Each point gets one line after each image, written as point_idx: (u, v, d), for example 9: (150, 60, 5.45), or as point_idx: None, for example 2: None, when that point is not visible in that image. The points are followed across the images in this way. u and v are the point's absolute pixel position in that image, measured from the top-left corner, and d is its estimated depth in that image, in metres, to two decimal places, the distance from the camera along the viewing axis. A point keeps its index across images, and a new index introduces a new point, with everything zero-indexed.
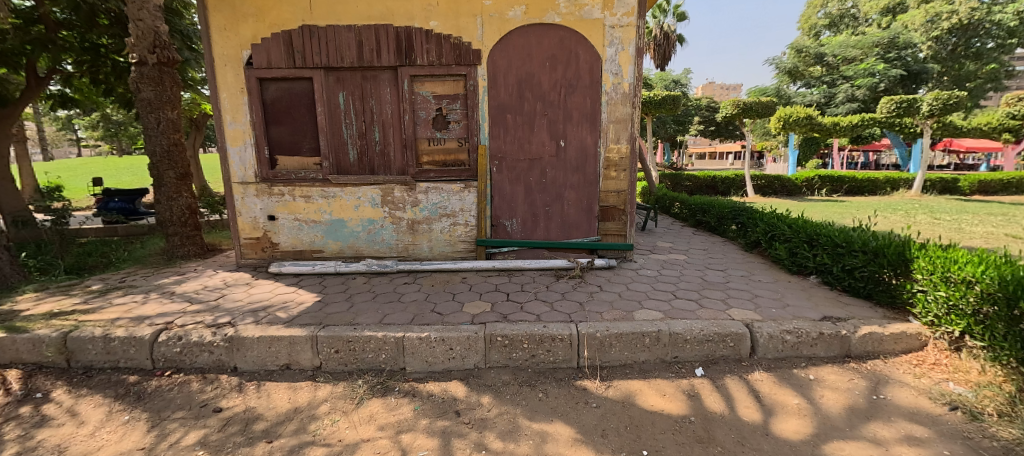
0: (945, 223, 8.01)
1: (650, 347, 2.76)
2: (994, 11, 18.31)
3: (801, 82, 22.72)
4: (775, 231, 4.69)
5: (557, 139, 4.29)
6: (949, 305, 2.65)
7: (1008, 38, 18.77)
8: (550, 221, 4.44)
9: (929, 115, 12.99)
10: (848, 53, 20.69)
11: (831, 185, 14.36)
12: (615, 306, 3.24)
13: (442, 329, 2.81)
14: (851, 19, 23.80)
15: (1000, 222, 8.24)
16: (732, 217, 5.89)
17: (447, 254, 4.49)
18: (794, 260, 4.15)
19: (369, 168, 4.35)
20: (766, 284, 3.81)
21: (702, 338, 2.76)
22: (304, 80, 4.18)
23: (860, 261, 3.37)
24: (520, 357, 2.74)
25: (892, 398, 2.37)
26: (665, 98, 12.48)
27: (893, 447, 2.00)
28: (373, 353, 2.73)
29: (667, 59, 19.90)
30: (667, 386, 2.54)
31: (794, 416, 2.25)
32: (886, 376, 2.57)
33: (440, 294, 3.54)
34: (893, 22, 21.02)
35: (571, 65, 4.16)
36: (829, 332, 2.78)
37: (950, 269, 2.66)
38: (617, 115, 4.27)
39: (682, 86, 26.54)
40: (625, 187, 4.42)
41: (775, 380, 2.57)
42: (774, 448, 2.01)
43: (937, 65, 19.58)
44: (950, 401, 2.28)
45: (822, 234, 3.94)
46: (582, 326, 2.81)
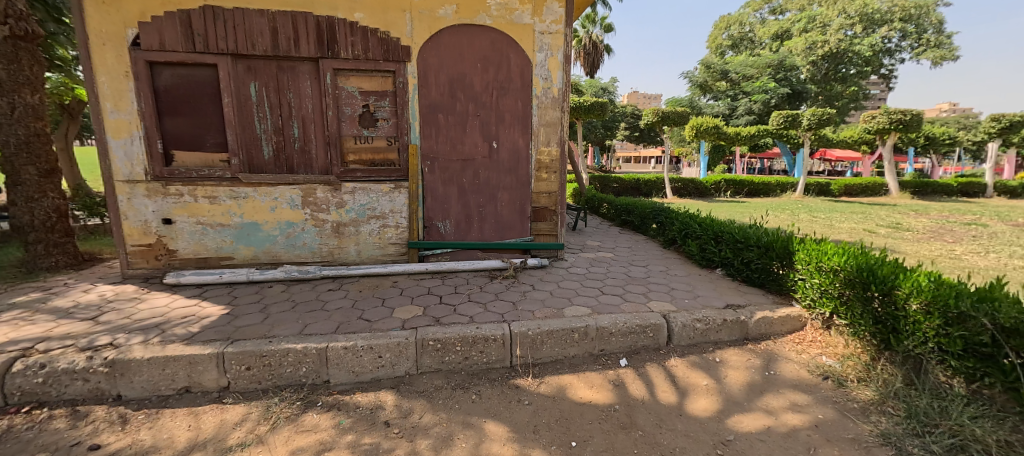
0: (821, 221, 9.37)
1: (579, 342, 2.88)
2: (855, 43, 21.77)
3: (711, 94, 25.21)
4: (687, 229, 5.15)
5: (489, 140, 4.30)
6: (821, 290, 3.09)
7: (865, 66, 22.45)
8: (484, 221, 4.44)
9: (808, 128, 15.07)
10: (747, 71, 23.35)
11: (734, 188, 16.12)
12: (547, 305, 3.33)
13: (370, 336, 2.68)
14: (748, 42, 26.89)
15: (859, 219, 9.83)
16: (653, 216, 6.36)
17: (377, 258, 4.30)
18: (704, 255, 4.59)
19: (287, 167, 4.03)
20: (681, 278, 4.17)
21: (625, 330, 2.95)
22: (207, 67, 3.75)
23: (756, 255, 3.82)
24: (453, 360, 2.71)
25: (780, 372, 2.71)
26: (594, 104, 13.07)
27: (781, 415, 2.29)
28: (292, 367, 2.53)
29: (595, 67, 20.95)
30: (595, 377, 2.66)
31: (703, 395, 2.49)
32: (775, 354, 2.94)
33: (369, 301, 3.37)
34: (781, 47, 24.14)
35: (502, 67, 4.21)
36: (731, 319, 3.11)
37: (822, 259, 3.10)
38: (548, 119, 4.41)
39: (608, 94, 28.04)
40: (556, 189, 4.57)
41: (688, 365, 2.81)
42: (686, 427, 2.20)
43: (814, 86, 22.84)
44: (823, 372, 2.66)
45: (725, 230, 4.39)
46: (515, 325, 2.85)
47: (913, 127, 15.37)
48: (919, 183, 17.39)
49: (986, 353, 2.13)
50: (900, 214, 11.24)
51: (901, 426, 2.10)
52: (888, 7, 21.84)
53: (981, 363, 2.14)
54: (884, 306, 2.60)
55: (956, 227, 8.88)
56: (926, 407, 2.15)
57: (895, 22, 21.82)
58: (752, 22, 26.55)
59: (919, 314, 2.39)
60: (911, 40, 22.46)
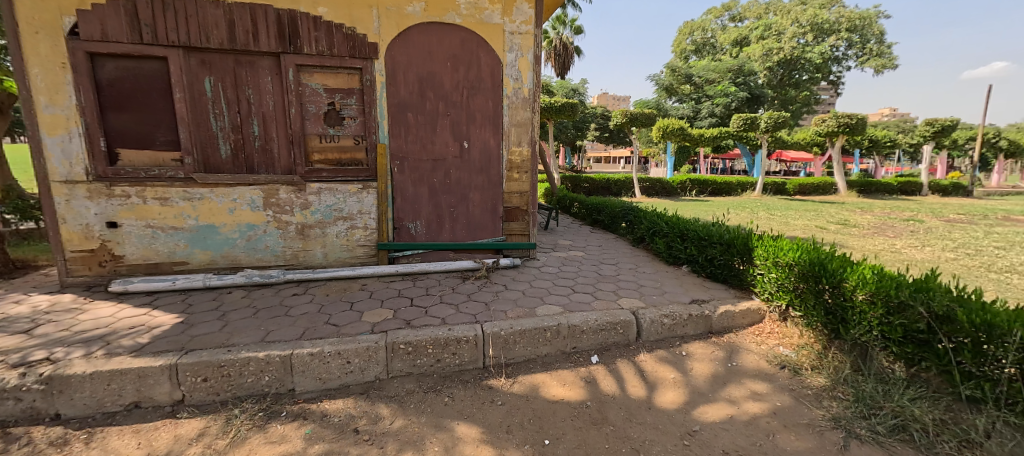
0: (777, 218, 9.88)
1: (551, 341, 2.90)
2: (807, 50, 23.07)
3: (676, 97, 26.06)
4: (654, 227, 5.30)
5: (460, 140, 4.27)
6: (778, 284, 3.25)
7: (816, 73, 23.81)
8: (456, 222, 4.40)
9: (765, 131, 15.85)
10: (709, 76, 24.27)
11: (699, 188, 16.72)
12: (519, 304, 3.34)
13: (337, 342, 2.60)
14: (711, 47, 27.94)
15: (812, 217, 10.43)
16: (622, 215, 6.50)
17: (345, 260, 4.17)
18: (671, 253, 4.73)
19: (247, 166, 3.85)
20: (649, 275, 4.28)
21: (596, 328, 2.99)
22: (156, 60, 3.53)
23: (719, 251, 3.97)
24: (425, 363, 2.66)
25: (742, 363, 2.82)
26: (565, 105, 13.18)
27: (744, 404, 2.39)
28: (253, 377, 2.42)
29: (566, 68, 21.19)
30: (568, 375, 2.68)
31: (670, 388, 2.56)
32: (737, 346, 3.06)
33: (336, 305, 3.27)
34: (741, 53, 25.25)
35: (472, 66, 4.19)
36: (696, 313, 3.21)
37: (778, 254, 3.25)
38: (519, 119, 4.42)
39: (578, 95, 28.43)
40: (527, 189, 4.58)
41: (657, 359, 2.89)
42: (655, 420, 2.26)
43: (770, 90, 24.02)
44: (780, 361, 2.79)
45: (690, 228, 4.54)
46: (487, 326, 2.83)
47: (858, 130, 16.44)
48: (864, 182, 18.59)
49: (923, 339, 2.28)
50: (848, 211, 12.00)
51: (850, 409, 2.24)
52: (836, 17, 23.24)
53: (919, 348, 2.29)
54: (834, 297, 2.75)
55: (897, 223, 9.55)
56: (872, 391, 2.29)
57: (843, 32, 23.26)
58: (714, 28, 27.64)
59: (864, 304, 2.54)
60: (857, 49, 24.00)
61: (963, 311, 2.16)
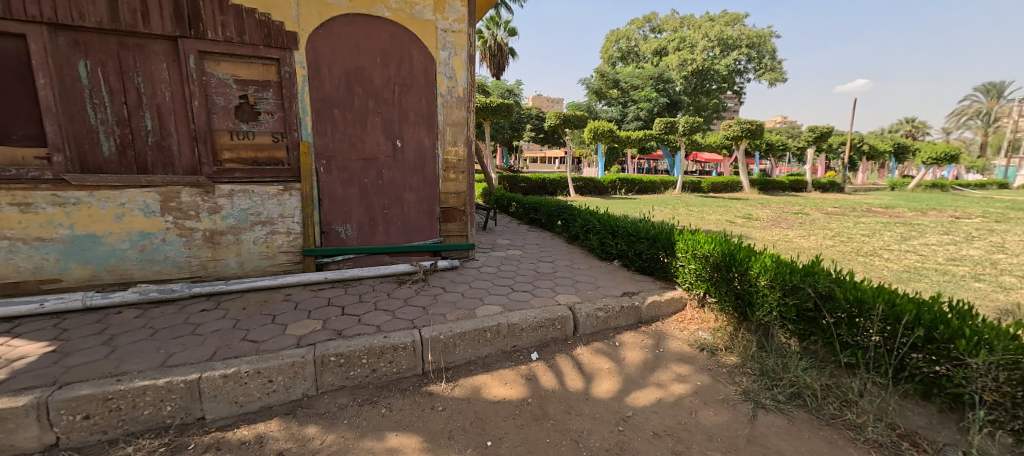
0: (694, 214, 10.77)
1: (491, 341, 2.87)
2: (716, 62, 25.44)
3: (605, 101, 27.35)
4: (588, 225, 5.50)
5: (393, 139, 4.08)
6: (696, 273, 3.51)
7: (723, 83, 26.36)
8: (390, 224, 4.21)
9: (683, 134, 17.21)
10: (634, 82, 25.81)
11: (627, 187, 17.71)
12: (459, 306, 3.27)
13: (256, 359, 2.35)
14: (634, 55, 29.73)
15: (723, 212, 11.52)
16: (557, 213, 6.67)
17: (264, 269, 3.80)
18: (603, 249, 4.93)
19: (138, 166, 3.35)
20: (584, 271, 4.43)
21: (536, 325, 3.02)
22: (11, 38, 2.95)
23: (646, 246, 4.21)
24: (359, 375, 2.50)
25: (669, 348, 3.01)
26: (500, 105, 13.20)
27: (671, 387, 2.54)
28: (152, 408, 2.11)
29: (501, 69, 21.28)
30: (508, 373, 2.68)
31: (606, 378, 2.65)
32: (664, 333, 3.27)
33: (254, 318, 2.97)
34: (661, 61, 27.18)
35: (404, 62, 4.03)
36: (628, 305, 3.38)
37: (696, 247, 3.52)
38: (454, 118, 4.35)
39: (513, 96, 28.69)
40: (464, 188, 4.52)
41: (593, 351, 2.98)
42: (593, 410, 2.33)
43: (687, 97, 26.13)
44: (700, 345, 3.02)
45: (619, 225, 4.77)
46: (425, 331, 2.73)
47: (759, 135, 18.46)
48: (764, 181, 20.93)
49: (810, 316, 2.55)
50: (751, 206, 13.44)
51: (757, 383, 2.47)
52: (739, 34, 25.88)
53: (809, 324, 2.55)
54: (742, 283, 3.03)
55: (789, 216, 10.90)
56: (774, 364, 2.53)
57: (744, 47, 25.97)
58: (637, 38, 29.45)
59: (766, 288, 2.79)
60: (756, 63, 26.95)
61: (841, 291, 2.44)
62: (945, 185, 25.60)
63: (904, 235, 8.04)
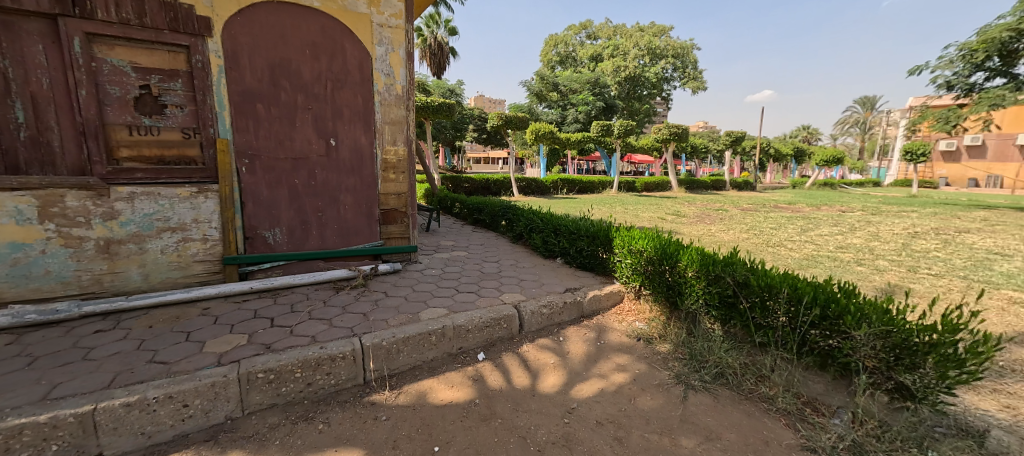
0: (629, 212, 11.36)
1: (437, 344, 2.80)
2: (646, 69, 27.05)
3: (545, 103, 27.97)
4: (531, 224, 5.58)
5: (325, 137, 3.84)
6: (632, 267, 3.69)
7: (653, 89, 28.10)
8: (325, 227, 3.95)
9: (618, 137, 18.08)
10: (572, 86, 26.63)
11: (567, 187, 18.25)
12: (402, 311, 3.15)
13: (168, 382, 2.09)
14: (572, 60, 30.71)
15: (656, 210, 12.28)
16: (501, 213, 6.69)
17: (176, 281, 3.40)
18: (546, 247, 5.02)
19: (9, 164, 2.88)
20: (528, 269, 4.48)
21: (482, 325, 2.99)
22: None
23: (586, 243, 4.35)
24: (292, 391, 2.32)
25: (609, 340, 3.13)
26: (441, 105, 12.98)
27: (613, 377, 2.64)
28: (31, 449, 1.80)
29: (442, 68, 20.95)
30: (455, 376, 2.62)
31: (552, 372, 2.70)
32: (605, 325, 3.39)
33: (165, 337, 2.64)
34: (596, 67, 28.35)
35: (336, 56, 3.81)
36: (571, 301, 3.47)
37: (631, 242, 3.70)
38: (392, 117, 4.19)
39: (456, 96, 28.27)
40: (405, 189, 4.38)
41: (539, 348, 3.01)
42: (539, 405, 2.35)
43: (621, 101, 27.49)
44: (638, 335, 3.17)
45: (561, 223, 4.88)
46: (366, 338, 2.59)
47: (685, 138, 19.92)
48: (690, 181, 22.62)
49: (729, 302, 2.76)
50: (679, 204, 14.46)
51: (687, 366, 2.64)
52: (666, 44, 27.68)
53: (729, 310, 2.76)
54: (672, 275, 3.22)
55: (712, 213, 11.86)
56: (701, 348, 2.72)
57: (671, 57, 27.86)
58: (574, 43, 30.45)
59: (693, 279, 3.00)
60: (681, 72, 29.02)
61: (755, 278, 2.65)
62: (835, 183, 29.41)
63: (805, 227, 9.10)
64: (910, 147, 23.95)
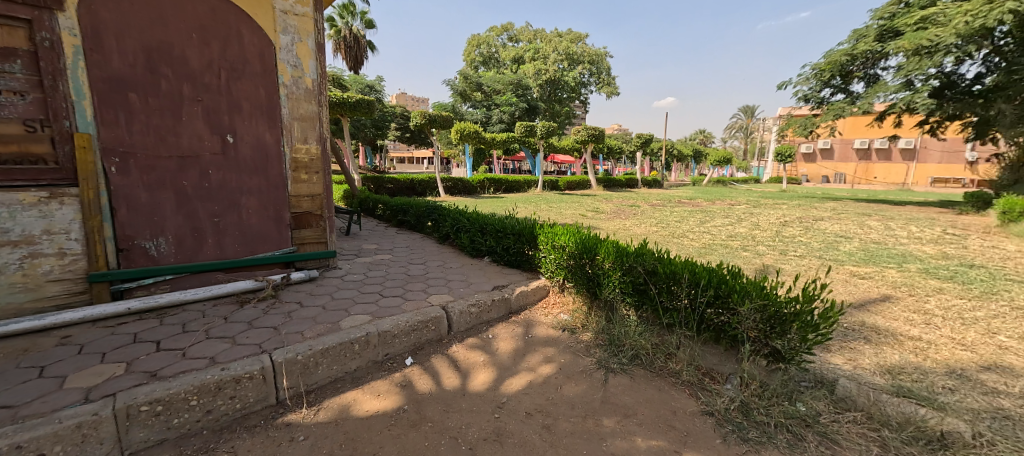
0: (553, 210, 11.82)
1: (360, 353, 2.68)
2: (565, 74, 28.28)
3: (470, 103, 27.96)
4: (457, 224, 5.56)
5: (221, 134, 3.47)
6: (556, 262, 3.87)
7: (572, 92, 29.47)
8: (224, 235, 3.56)
9: (541, 137, 18.68)
10: (495, 86, 26.94)
11: (494, 187, 18.43)
12: (319, 321, 2.97)
13: (15, 429, 1.75)
14: (495, 61, 31.06)
15: (577, 207, 12.92)
16: (427, 214, 6.57)
17: (25, 306, 2.84)
18: (474, 246, 5.05)
19: None
20: (456, 269, 4.46)
21: (408, 329, 2.93)
22: None
23: (512, 241, 4.46)
24: (186, 421, 2.07)
25: (536, 334, 3.26)
26: (359, 101, 12.34)
27: (539, 369, 2.76)
28: None
29: (359, 63, 19.88)
30: (380, 384, 2.53)
31: (482, 371, 2.73)
32: (531, 320, 3.52)
33: (11, 375, 2.19)
34: (519, 69, 28.99)
35: (230, 43, 3.47)
36: (498, 298, 3.54)
37: (554, 238, 3.87)
38: (302, 112, 3.94)
39: (376, 92, 27.01)
40: (319, 191, 4.12)
41: (468, 347, 3.03)
42: (470, 404, 2.37)
43: (543, 103, 28.43)
44: (562, 326, 3.34)
45: (487, 222, 4.93)
46: (277, 354, 2.40)
47: (601, 139, 21.20)
48: (607, 180, 24.15)
49: (641, 289, 3.03)
50: (598, 201, 15.36)
51: (606, 351, 2.85)
52: (583, 50, 29.10)
53: (641, 296, 3.03)
54: (592, 268, 3.44)
55: (627, 208, 12.80)
56: (618, 333, 2.94)
57: (587, 63, 29.34)
58: (497, 44, 30.82)
59: (609, 270, 3.23)
60: (597, 77, 30.82)
61: (661, 266, 2.93)
62: (726, 181, 33.39)
63: (703, 220, 10.22)
64: (782, 150, 27.98)
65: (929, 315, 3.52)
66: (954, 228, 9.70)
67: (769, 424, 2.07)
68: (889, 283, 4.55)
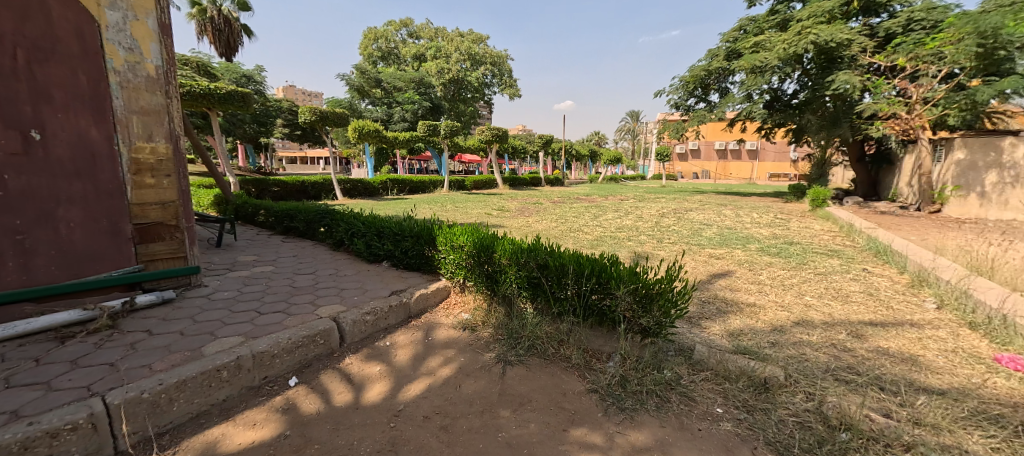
0: (460, 210, 11.75)
1: (230, 380, 2.36)
2: (468, 74, 28.21)
3: (368, 99, 26.39)
4: (352, 229, 5.20)
5: (21, 129, 2.76)
6: (456, 262, 3.85)
7: (475, 93, 29.54)
8: (33, 256, 2.84)
9: (445, 137, 18.35)
10: (396, 83, 25.84)
11: (398, 188, 17.67)
12: (176, 349, 2.54)
13: None
14: (394, 56, 29.76)
15: (483, 207, 13.03)
16: (317, 219, 6.03)
17: None
18: (371, 251, 4.77)
19: None
20: (351, 277, 4.18)
21: (291, 347, 2.66)
22: None
23: (411, 244, 4.32)
24: None
25: (436, 336, 3.21)
26: (233, 93, 10.78)
27: (438, 371, 2.73)
28: None
29: (233, 49, 17.41)
30: (257, 412, 2.27)
31: (378, 382, 2.61)
32: (432, 322, 3.46)
33: None
34: (420, 66, 28.18)
35: (31, 16, 2.78)
36: (396, 303, 3.40)
37: (454, 238, 3.85)
38: (143, 104, 3.32)
39: (256, 83, 23.97)
40: (173, 197, 3.53)
41: (363, 358, 2.87)
42: (363, 417, 2.25)
43: (446, 102, 28.05)
44: (464, 325, 3.34)
45: (384, 225, 4.70)
46: (114, 394, 2.00)
47: (505, 140, 21.66)
48: (513, 179, 24.78)
49: (535, 282, 3.16)
50: (505, 200, 15.68)
51: (505, 345, 2.93)
52: (484, 51, 29.29)
53: (535, 289, 3.16)
54: (491, 265, 3.50)
55: (532, 206, 13.29)
56: (516, 327, 3.04)
57: (490, 64, 29.63)
58: (396, 39, 29.52)
59: (506, 266, 3.32)
60: (499, 79, 31.39)
61: (552, 259, 3.09)
62: (617, 178, 36.77)
63: (601, 214, 11.08)
64: (661, 150, 31.70)
65: (770, 285, 4.30)
66: (783, 213, 12.06)
67: (642, 391, 2.33)
68: (746, 261, 5.44)
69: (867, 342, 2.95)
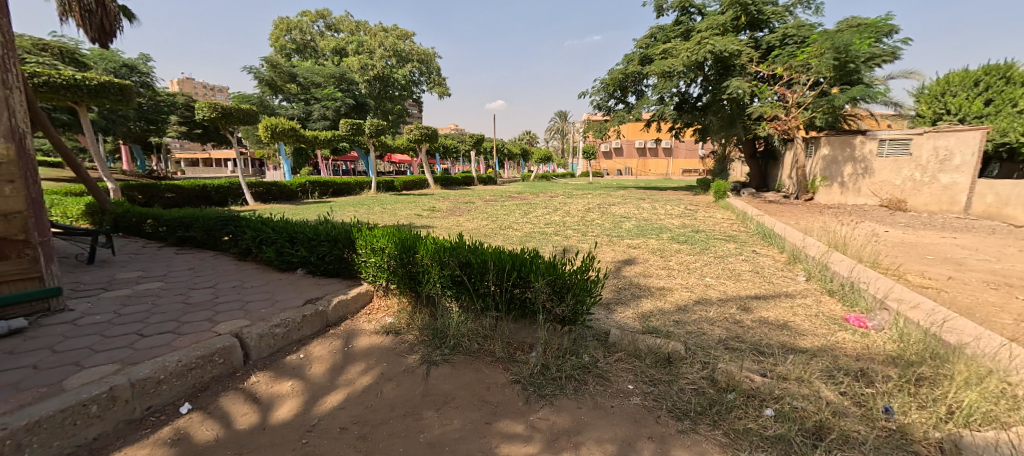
0: (388, 211, 11.29)
1: (103, 414, 2.04)
2: (394, 71, 26.86)
3: (282, 95, 24.26)
4: (260, 235, 4.74)
5: None
6: (377, 265, 3.68)
7: (402, 91, 28.32)
8: None
9: (371, 136, 17.47)
10: (314, 79, 24.10)
11: (319, 190, 16.50)
12: (27, 385, 2.14)
13: None
14: (311, 50, 27.66)
15: (413, 207, 12.64)
16: (218, 227, 5.41)
17: None
18: (283, 259, 4.39)
19: None
20: (258, 288, 3.81)
21: (182, 370, 2.37)
22: None
23: (328, 248, 4.04)
24: None
25: (357, 343, 3.06)
26: (108, 85, 9.25)
27: (357, 379, 2.60)
28: None
29: None
30: (138, 449, 1.98)
31: (289, 398, 2.42)
32: (353, 329, 3.29)
33: None
34: (341, 61, 26.53)
35: None
36: (310, 313, 3.17)
37: (374, 240, 3.67)
38: None
39: (142, 75, 20.88)
40: (19, 207, 2.95)
41: (272, 374, 2.64)
42: (270, 438, 2.07)
43: (371, 100, 26.66)
44: (387, 330, 3.22)
45: (297, 230, 4.35)
46: None
47: (435, 139, 21.21)
48: (445, 178, 24.40)
49: (458, 281, 3.13)
50: (438, 200, 15.37)
51: (429, 346, 2.88)
52: (410, 48, 28.35)
53: (459, 288, 3.13)
54: (414, 265, 3.40)
55: (464, 206, 13.19)
56: (440, 327, 3.00)
57: (416, 62, 28.79)
58: (312, 31, 27.41)
59: (429, 266, 3.24)
60: (427, 78, 30.61)
61: (475, 257, 3.08)
62: (548, 176, 37.88)
63: (534, 211, 11.31)
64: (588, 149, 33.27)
65: (684, 270, 4.72)
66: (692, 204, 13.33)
67: (561, 377, 2.44)
68: (664, 249, 5.93)
69: (753, 313, 3.36)
